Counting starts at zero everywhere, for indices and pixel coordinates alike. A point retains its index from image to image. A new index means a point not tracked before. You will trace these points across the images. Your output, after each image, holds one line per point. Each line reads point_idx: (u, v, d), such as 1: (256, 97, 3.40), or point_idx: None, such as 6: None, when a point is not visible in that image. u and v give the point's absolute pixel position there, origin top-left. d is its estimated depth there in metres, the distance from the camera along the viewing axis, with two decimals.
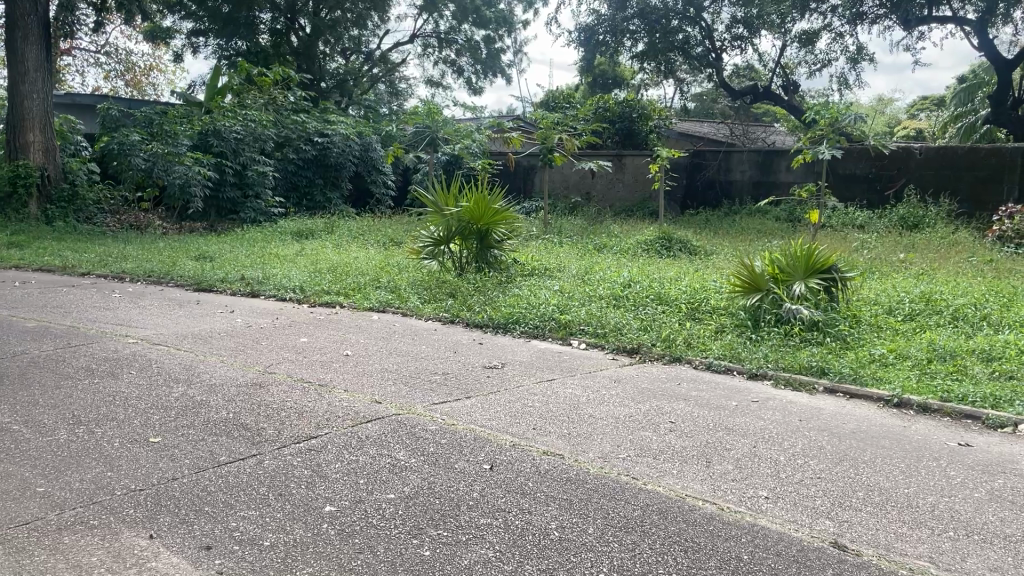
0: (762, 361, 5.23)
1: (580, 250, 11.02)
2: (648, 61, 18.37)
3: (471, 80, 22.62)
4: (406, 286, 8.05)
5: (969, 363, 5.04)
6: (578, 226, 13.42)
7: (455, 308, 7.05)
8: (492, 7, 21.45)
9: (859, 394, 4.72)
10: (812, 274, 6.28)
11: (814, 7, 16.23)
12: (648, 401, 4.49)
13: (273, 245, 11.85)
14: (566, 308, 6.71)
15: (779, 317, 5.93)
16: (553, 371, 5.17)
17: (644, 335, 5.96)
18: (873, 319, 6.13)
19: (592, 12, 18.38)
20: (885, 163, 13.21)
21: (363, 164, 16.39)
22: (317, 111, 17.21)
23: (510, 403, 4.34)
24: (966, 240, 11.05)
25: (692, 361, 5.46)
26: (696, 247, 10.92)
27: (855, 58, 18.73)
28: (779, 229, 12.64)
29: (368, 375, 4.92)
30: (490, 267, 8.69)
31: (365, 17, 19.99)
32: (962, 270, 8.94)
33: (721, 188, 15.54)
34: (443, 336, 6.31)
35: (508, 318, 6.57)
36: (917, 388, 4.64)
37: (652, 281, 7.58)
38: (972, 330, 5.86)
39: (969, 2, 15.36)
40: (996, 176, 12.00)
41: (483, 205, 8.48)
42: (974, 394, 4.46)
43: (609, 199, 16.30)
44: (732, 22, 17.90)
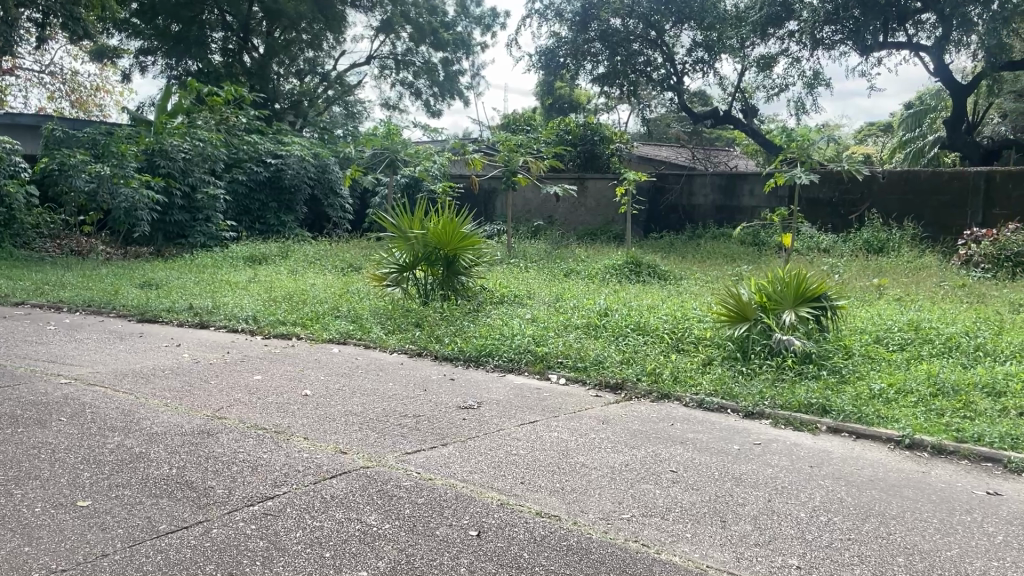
0: (757, 397, 4.88)
1: (548, 276, 10.63)
2: (608, 84, 18.18)
3: (429, 102, 22.28)
4: (368, 315, 7.56)
5: (975, 398, 4.74)
6: (542, 250, 13.05)
7: (423, 339, 6.59)
8: (450, 29, 21.25)
9: (865, 434, 4.38)
10: (802, 303, 5.94)
11: (772, 32, 16.16)
12: (643, 446, 4.07)
13: (223, 272, 11.23)
14: (542, 339, 6.28)
15: (770, 348, 5.61)
16: (534, 411, 4.72)
17: (627, 368, 5.57)
18: (865, 350, 5.82)
19: (552, 34, 18.17)
20: (849, 187, 13.14)
21: (320, 186, 15.91)
22: (271, 132, 16.65)
23: (492, 451, 3.89)
24: (935, 265, 10.94)
25: (682, 398, 5.08)
26: (666, 272, 10.62)
27: (812, 83, 18.80)
28: (746, 253, 12.45)
29: (329, 420, 4.41)
30: (457, 295, 8.23)
31: (321, 38, 19.55)
32: (941, 296, 8.71)
33: (685, 212, 15.35)
34: (411, 371, 5.84)
35: (480, 349, 6.13)
36: (929, 426, 4.31)
37: (629, 309, 7.20)
38: (969, 361, 5.58)
39: (923, 29, 15.53)
40: (960, 201, 11.89)
41: (451, 229, 8.07)
42: (991, 433, 4.12)
43: (572, 223, 16.01)
44: (692, 46, 17.80)
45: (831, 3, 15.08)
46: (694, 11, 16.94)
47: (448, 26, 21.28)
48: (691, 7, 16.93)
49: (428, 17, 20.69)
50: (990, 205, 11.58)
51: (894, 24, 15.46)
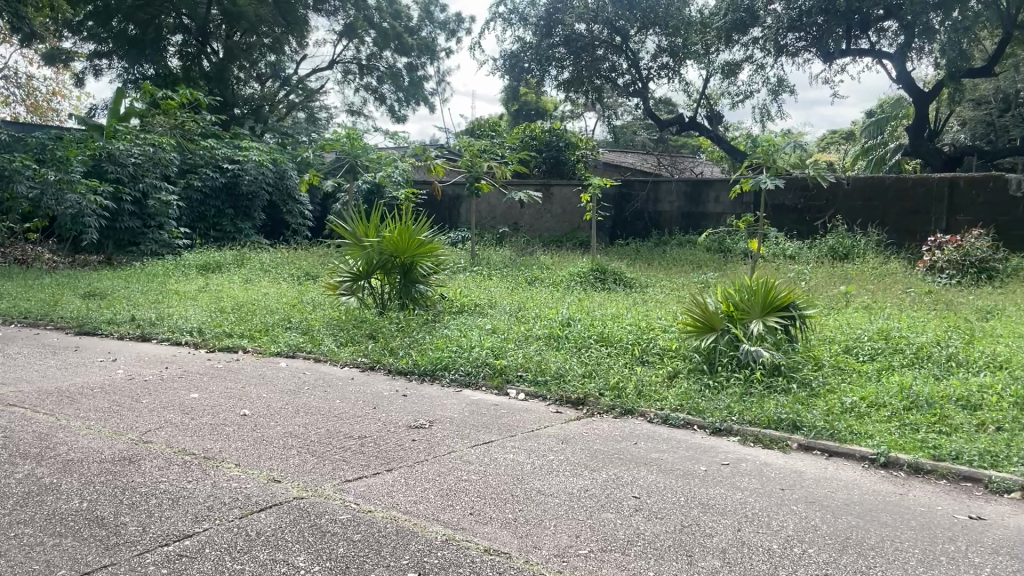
0: (724, 412, 4.64)
1: (511, 284, 10.35)
2: (573, 90, 17.98)
3: (394, 108, 21.93)
4: (319, 327, 7.21)
5: (950, 412, 4.53)
6: (506, 257, 12.75)
7: (375, 352, 6.26)
8: (415, 34, 20.93)
9: (839, 452, 4.15)
10: (770, 312, 5.70)
11: (737, 39, 16.11)
12: (604, 469, 3.79)
13: (172, 281, 10.78)
14: (501, 351, 5.98)
15: (736, 360, 5.37)
16: (489, 431, 4.41)
17: (588, 383, 5.29)
18: (835, 361, 5.61)
19: (516, 40, 17.93)
20: (814, 194, 13.04)
21: (278, 193, 15.56)
22: (228, 137, 16.18)
23: (441, 477, 3.58)
24: (900, 271, 10.84)
25: (646, 414, 4.82)
26: (631, 280, 10.40)
27: (776, 90, 18.77)
28: (712, 260, 12.28)
29: (265, 444, 4.06)
30: (415, 304, 7.89)
31: (283, 42, 19.14)
32: (908, 304, 8.58)
33: (651, 219, 15.17)
34: (361, 387, 5.50)
35: (436, 362, 5.81)
36: (904, 443, 4.09)
37: (593, 319, 6.92)
38: (942, 372, 5.39)
39: (886, 36, 15.55)
40: (924, 207, 11.83)
41: (408, 237, 7.76)
42: (969, 451, 3.90)
43: (537, 230, 15.76)
44: (657, 52, 17.64)
45: (795, 9, 15.00)
46: (659, 16, 16.79)
47: (413, 31, 20.94)
48: (655, 12, 16.77)
49: (391, 22, 20.34)
50: (954, 211, 11.52)
51: (856, 31, 15.44)
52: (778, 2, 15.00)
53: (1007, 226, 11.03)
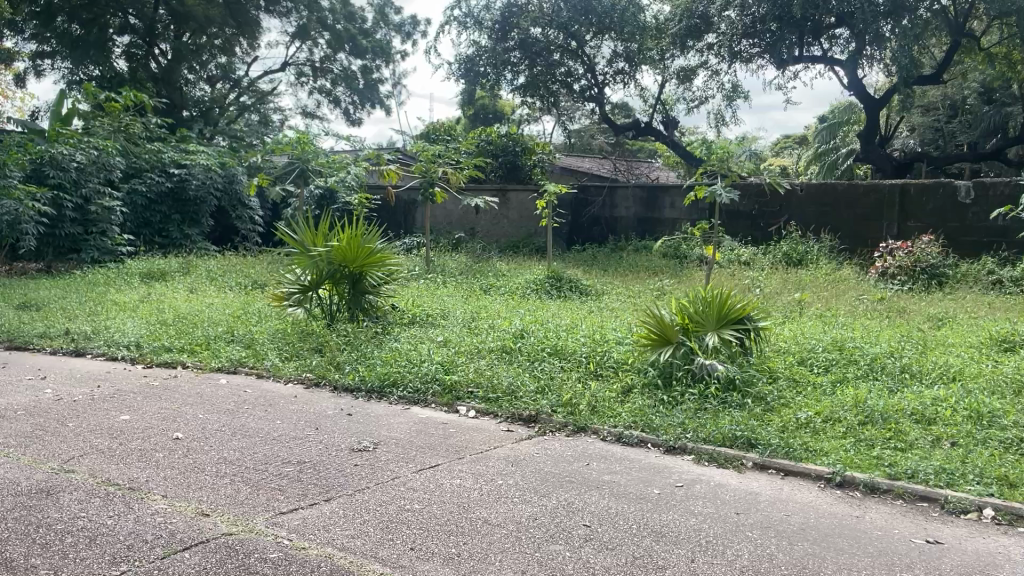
0: (679, 429, 4.53)
1: (465, 292, 10.17)
2: (529, 94, 17.87)
3: (349, 111, 21.62)
4: (264, 340, 6.96)
5: (906, 428, 4.48)
6: (462, 264, 12.57)
7: (321, 367, 6.04)
8: (369, 36, 20.49)
9: (794, 471, 4.06)
10: (725, 324, 5.60)
11: (692, 45, 16.18)
12: (554, 494, 3.63)
13: (113, 291, 10.38)
14: (451, 365, 5.80)
15: (692, 375, 5.26)
16: (436, 453, 4.24)
17: (541, 399, 5.14)
18: (790, 373, 5.54)
19: (471, 44, 17.75)
20: (767, 201, 13.09)
21: (227, 198, 15.21)
22: (175, 140, 15.73)
23: (382, 507, 3.39)
24: (852, 277, 10.91)
25: (599, 432, 4.69)
26: (587, 287, 10.30)
27: (731, 96, 18.89)
28: (668, 266, 12.24)
29: (197, 473, 3.83)
30: (364, 316, 7.67)
31: (233, 43, 18.73)
32: (861, 312, 8.60)
33: (608, 224, 15.12)
34: (305, 405, 5.28)
35: (384, 379, 5.61)
36: (860, 461, 4.02)
37: (547, 330, 6.78)
38: (896, 385, 5.35)
39: (837, 43, 15.72)
40: (876, 214, 11.93)
41: (357, 246, 7.53)
42: (925, 469, 3.83)
43: (493, 235, 15.60)
44: (612, 57, 17.62)
45: (748, 16, 15.11)
46: (614, 22, 16.76)
47: (366, 33, 20.39)
48: (611, 16, 16.73)
49: (346, 23, 19.99)
50: (905, 217, 11.64)
51: (808, 39, 15.59)
52: (732, 9, 15.09)
53: (956, 232, 11.17)
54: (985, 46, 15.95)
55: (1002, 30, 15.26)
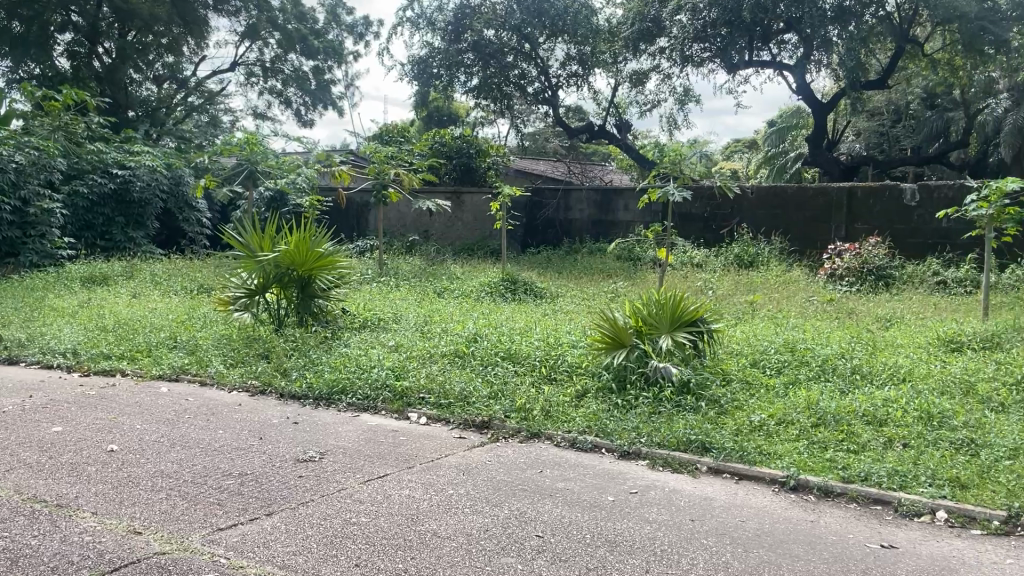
0: (633, 434, 4.46)
1: (419, 295, 10.02)
2: (483, 97, 17.76)
3: (300, 112, 21.28)
4: (208, 346, 6.75)
5: (858, 429, 4.48)
6: (416, 267, 12.41)
7: (268, 374, 5.86)
8: (321, 37, 20.17)
9: (748, 475, 4.02)
10: (678, 327, 5.55)
11: (644, 49, 16.28)
12: (506, 504, 3.53)
13: (50, 296, 9.99)
14: (402, 371, 5.66)
15: (646, 378, 5.20)
16: (384, 462, 4.11)
17: (494, 404, 5.03)
18: (742, 376, 5.52)
19: (424, 45, 17.59)
20: (719, 203, 13.18)
21: (173, 200, 14.81)
22: (118, 140, 15.28)
23: (325, 521, 3.25)
24: (802, 279, 11.02)
25: (553, 437, 4.60)
26: (542, 290, 10.23)
27: (683, 99, 19.04)
28: (622, 268, 12.24)
29: (131, 487, 3.65)
30: (313, 320, 7.48)
31: (181, 43, 18.26)
32: (811, 314, 8.67)
33: (563, 227, 15.09)
34: (248, 414, 5.10)
35: (333, 386, 5.45)
36: (813, 463, 4.00)
37: (500, 334, 6.67)
38: (847, 386, 5.37)
39: (785, 48, 15.93)
40: (825, 216, 12.08)
41: (305, 249, 7.34)
42: (878, 471, 3.83)
43: (448, 238, 15.45)
44: (566, 60, 17.61)
45: (699, 20, 15.17)
46: (567, 24, 16.68)
47: (318, 33, 20.13)
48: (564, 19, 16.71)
49: (296, 23, 19.64)
50: (853, 219, 11.81)
51: (758, 44, 15.79)
52: (683, 14, 15.19)
53: (902, 234, 11.35)
54: (929, 52, 16.30)
55: (945, 37, 15.61)
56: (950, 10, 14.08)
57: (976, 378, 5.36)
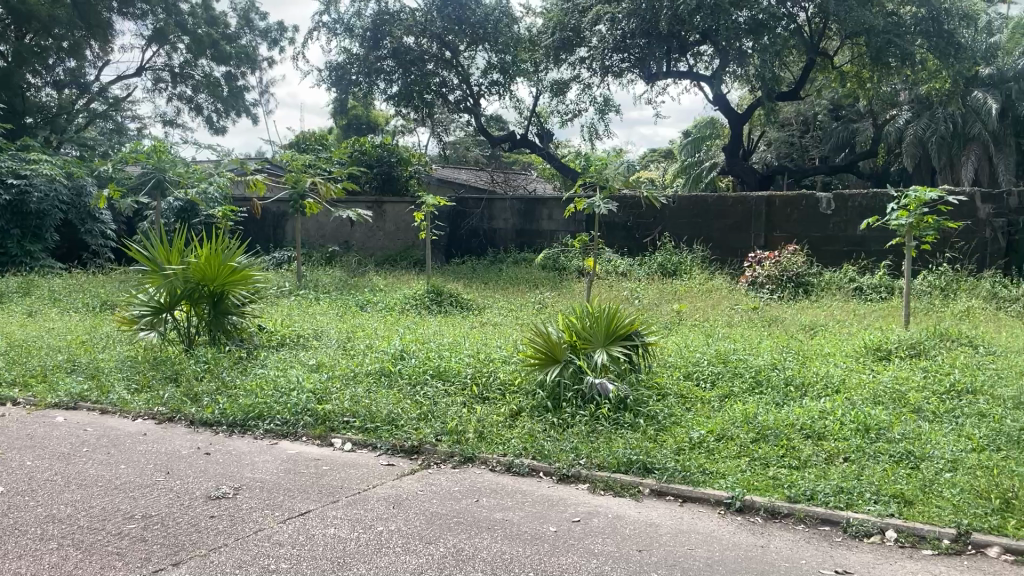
0: (571, 456, 4.26)
1: (340, 310, 9.63)
2: (403, 104, 17.41)
3: (211, 119, 20.52)
4: (111, 369, 6.26)
5: (798, 443, 4.40)
6: (336, 279, 12.00)
7: (177, 399, 5.44)
8: (233, 42, 19.52)
9: (692, 496, 3.87)
10: (613, 340, 5.38)
11: (564, 58, 16.27)
12: (442, 540, 3.28)
13: None
14: (324, 393, 5.31)
15: (582, 395, 5.02)
16: (306, 497, 3.79)
17: (424, 426, 4.75)
18: (678, 390, 5.39)
19: (342, 51, 17.12)
20: (643, 212, 13.20)
21: (74, 211, 13.95)
22: (13, 148, 14.31)
23: (240, 571, 2.93)
24: (724, 287, 11.11)
25: (488, 461, 4.36)
26: (468, 302, 9.99)
27: (603, 109, 19.11)
28: (548, 278, 12.11)
29: (17, 538, 3.25)
30: (227, 338, 7.05)
31: (83, 47, 17.15)
32: (736, 323, 8.69)
33: (486, 237, 14.88)
34: (155, 445, 4.70)
35: (249, 411, 5.08)
36: (757, 482, 3.89)
37: (428, 350, 6.37)
38: (781, 398, 5.30)
39: (702, 59, 16.15)
40: (745, 224, 12.21)
41: (215, 264, 6.89)
42: (824, 490, 3.73)
43: (369, 249, 15.05)
44: (487, 68, 17.35)
45: (618, 31, 15.23)
46: (488, 32, 16.63)
47: (230, 38, 19.51)
48: (484, 27, 16.54)
49: (207, 28, 18.88)
50: (772, 228, 11.97)
51: (676, 55, 15.95)
52: (602, 24, 15.25)
53: (819, 242, 11.56)
54: (838, 65, 16.79)
55: (854, 51, 16.10)
56: (861, 24, 14.27)
57: (907, 387, 5.37)
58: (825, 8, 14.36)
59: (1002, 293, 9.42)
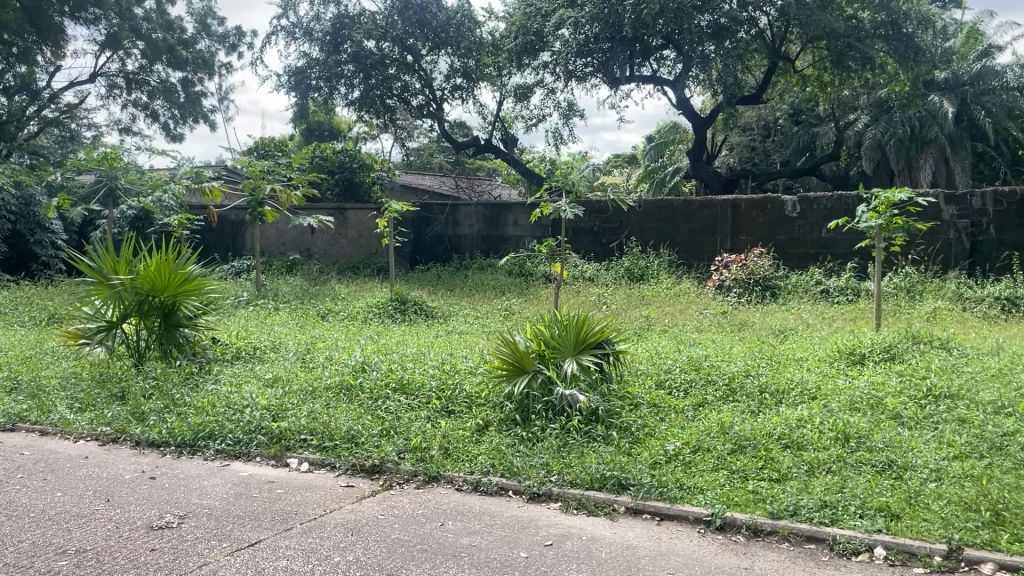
0: (542, 473, 4.04)
1: (298, 320, 9.30)
2: (365, 110, 17.10)
3: (168, 126, 20.00)
4: (54, 387, 5.90)
5: (776, 453, 4.23)
6: (297, 287, 11.66)
7: (123, 418, 5.11)
8: (189, 47, 19.03)
9: (670, 514, 3.67)
10: (583, 350, 5.17)
11: (528, 62, 16.09)
12: (404, 570, 3.04)
13: None
14: (280, 410, 5.03)
15: (550, 407, 4.80)
16: (258, 526, 3.51)
17: (387, 443, 4.50)
18: (652, 399, 5.19)
19: (301, 55, 16.75)
20: (609, 216, 13.06)
21: (22, 220, 13.41)
22: None
23: None
24: (692, 291, 11.00)
25: (455, 480, 4.12)
26: (434, 310, 9.73)
27: (567, 114, 18.98)
28: (514, 284, 11.89)
29: None
30: (178, 352, 6.71)
31: (34, 52, 16.56)
32: (706, 327, 8.55)
33: (451, 243, 14.62)
34: (96, 469, 4.38)
35: (199, 430, 4.78)
36: (737, 497, 3.71)
37: (390, 361, 6.10)
38: (757, 406, 5.13)
39: (666, 63, 16.09)
40: (711, 228, 12.11)
41: (165, 274, 6.56)
42: (808, 505, 3.57)
43: (331, 256, 14.71)
44: (449, 73, 17.09)
45: (581, 35, 15.11)
46: (450, 36, 16.38)
47: (187, 43, 19.02)
48: (447, 31, 16.31)
49: (162, 33, 18.36)
50: (738, 231, 11.88)
51: (639, 59, 15.86)
52: (565, 28, 15.10)
53: (785, 245, 11.49)
54: (800, 69, 16.83)
55: (815, 54, 16.13)
56: (822, 28, 14.28)
57: (883, 393, 5.24)
58: (787, 12, 14.35)
59: (968, 294, 9.40)
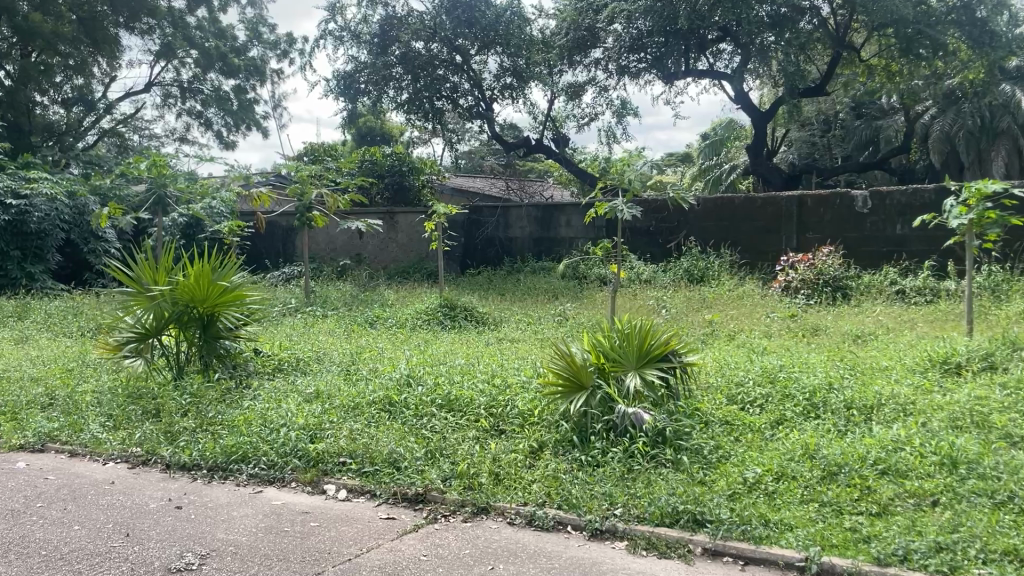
0: (605, 505, 3.58)
1: (344, 328, 9.01)
2: (414, 112, 16.82)
3: (221, 133, 20.00)
4: (88, 404, 5.64)
5: (873, 481, 3.69)
6: (345, 293, 11.39)
7: (155, 439, 4.80)
8: (241, 54, 18.92)
9: (755, 557, 3.18)
10: (647, 363, 4.66)
11: (579, 60, 15.64)
12: None
13: None
14: (319, 429, 4.65)
15: (612, 428, 4.33)
16: (286, 569, 3.13)
17: (431, 469, 4.09)
18: (724, 417, 4.68)
19: (350, 59, 16.53)
20: (666, 215, 12.50)
21: (76, 230, 13.48)
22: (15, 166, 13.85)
23: None
24: (756, 293, 10.39)
25: (507, 513, 3.69)
26: (484, 315, 9.35)
27: (621, 112, 18.42)
28: (568, 288, 11.43)
29: None
30: (218, 365, 6.41)
31: (90, 63, 16.61)
32: (773, 332, 7.98)
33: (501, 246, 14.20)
34: (121, 496, 4.06)
35: (233, 453, 4.44)
36: (833, 537, 3.19)
37: (437, 373, 5.70)
38: (844, 424, 4.58)
39: (723, 56, 15.41)
40: (775, 226, 11.45)
41: (205, 284, 6.25)
42: (920, 547, 3.04)
43: (381, 262, 14.45)
44: (499, 72, 16.57)
45: (634, 29, 14.53)
46: (499, 34, 15.95)
47: (239, 50, 18.93)
48: (496, 30, 15.90)
49: (215, 41, 18.30)
50: (804, 229, 11.21)
51: (694, 53, 15.22)
52: (617, 23, 14.61)
53: (855, 242, 10.78)
54: (866, 59, 15.99)
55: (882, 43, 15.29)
56: (890, 14, 13.47)
57: (988, 408, 4.63)
58: None
59: None
